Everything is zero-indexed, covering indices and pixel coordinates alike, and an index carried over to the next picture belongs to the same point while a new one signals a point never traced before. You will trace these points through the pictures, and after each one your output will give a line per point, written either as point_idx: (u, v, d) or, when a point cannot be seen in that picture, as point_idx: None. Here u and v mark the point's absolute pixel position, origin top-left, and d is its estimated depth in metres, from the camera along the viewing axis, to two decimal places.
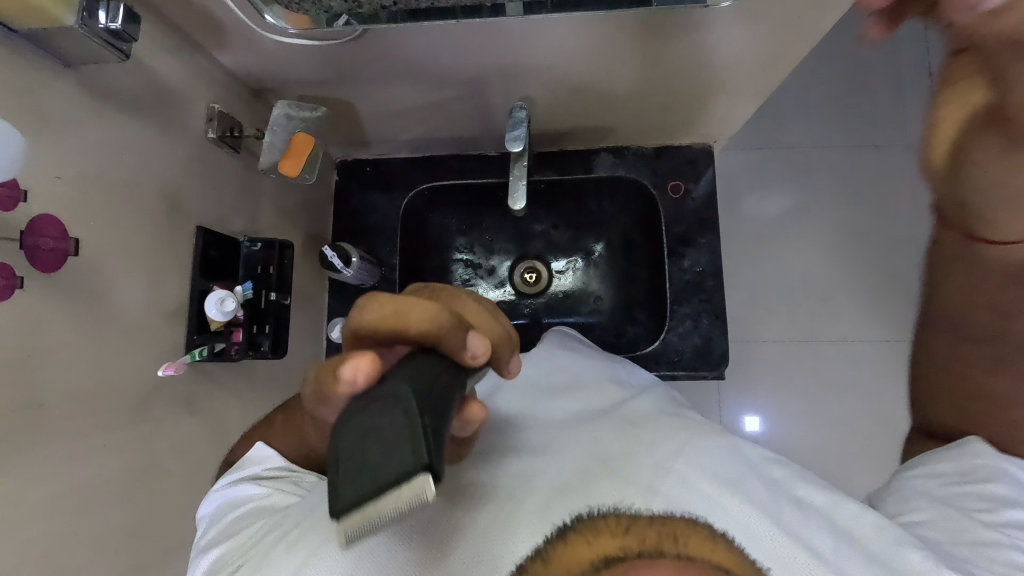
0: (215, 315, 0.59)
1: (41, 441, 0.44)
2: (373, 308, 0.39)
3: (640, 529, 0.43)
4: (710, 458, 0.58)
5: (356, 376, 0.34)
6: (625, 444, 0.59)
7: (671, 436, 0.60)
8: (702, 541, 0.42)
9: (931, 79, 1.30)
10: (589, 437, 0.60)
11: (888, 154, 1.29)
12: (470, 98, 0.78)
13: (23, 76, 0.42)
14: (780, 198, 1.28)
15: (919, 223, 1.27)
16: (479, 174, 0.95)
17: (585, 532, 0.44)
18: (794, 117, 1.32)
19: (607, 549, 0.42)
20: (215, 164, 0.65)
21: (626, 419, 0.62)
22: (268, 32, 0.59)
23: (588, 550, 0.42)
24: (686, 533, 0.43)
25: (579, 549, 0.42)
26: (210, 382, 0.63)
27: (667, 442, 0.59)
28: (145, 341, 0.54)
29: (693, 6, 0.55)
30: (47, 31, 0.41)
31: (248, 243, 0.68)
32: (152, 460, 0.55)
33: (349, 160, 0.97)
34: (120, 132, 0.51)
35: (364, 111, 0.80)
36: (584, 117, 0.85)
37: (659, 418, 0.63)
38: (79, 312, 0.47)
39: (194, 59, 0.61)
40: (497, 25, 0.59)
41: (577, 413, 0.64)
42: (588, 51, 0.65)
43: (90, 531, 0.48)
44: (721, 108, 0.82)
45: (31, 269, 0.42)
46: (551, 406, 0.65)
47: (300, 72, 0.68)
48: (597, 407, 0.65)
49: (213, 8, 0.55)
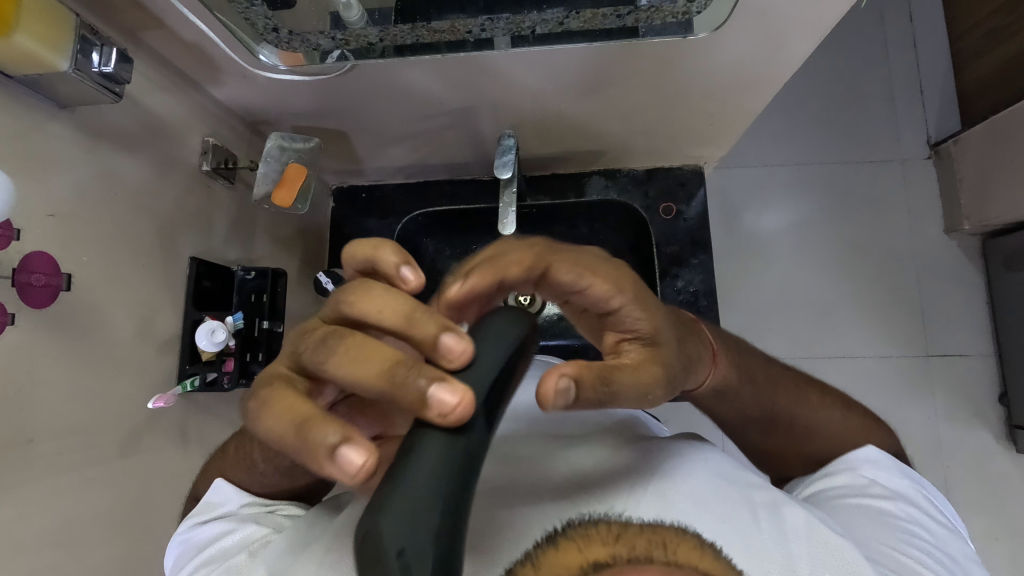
0: (207, 345, 0.60)
1: (32, 475, 0.44)
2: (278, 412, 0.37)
3: (632, 537, 0.44)
4: (679, 467, 0.58)
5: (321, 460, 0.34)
6: (599, 465, 0.58)
7: (644, 459, 0.59)
8: (690, 549, 0.44)
9: (921, 95, 1.32)
10: (565, 464, 0.59)
11: (882, 169, 1.30)
12: (461, 127, 0.79)
13: (16, 119, 0.43)
14: (774, 213, 1.29)
15: (916, 236, 1.27)
16: (473, 198, 0.97)
17: (576, 538, 0.46)
18: (786, 134, 1.33)
19: (602, 556, 0.43)
20: (210, 196, 0.67)
21: (601, 445, 0.61)
22: (260, 70, 0.61)
23: (580, 556, 0.44)
24: (676, 539, 0.45)
25: (570, 554, 0.44)
26: (203, 411, 0.63)
27: (640, 465, 0.58)
28: (136, 373, 0.54)
29: (673, 38, 0.56)
30: (44, 76, 0.42)
31: (242, 272, 0.70)
32: (142, 492, 0.55)
33: (344, 188, 0.99)
34: (115, 169, 0.52)
35: (358, 141, 0.82)
36: (576, 143, 0.86)
37: (632, 442, 0.62)
38: (69, 347, 0.47)
39: (189, 94, 0.63)
40: (483, 59, 0.61)
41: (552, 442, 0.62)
42: (574, 79, 0.67)
43: (79, 565, 0.48)
44: (709, 131, 0.83)
45: (22, 305, 0.43)
46: (524, 437, 0.63)
47: (292, 105, 0.70)
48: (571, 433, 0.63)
49: (205, 46, 0.57)
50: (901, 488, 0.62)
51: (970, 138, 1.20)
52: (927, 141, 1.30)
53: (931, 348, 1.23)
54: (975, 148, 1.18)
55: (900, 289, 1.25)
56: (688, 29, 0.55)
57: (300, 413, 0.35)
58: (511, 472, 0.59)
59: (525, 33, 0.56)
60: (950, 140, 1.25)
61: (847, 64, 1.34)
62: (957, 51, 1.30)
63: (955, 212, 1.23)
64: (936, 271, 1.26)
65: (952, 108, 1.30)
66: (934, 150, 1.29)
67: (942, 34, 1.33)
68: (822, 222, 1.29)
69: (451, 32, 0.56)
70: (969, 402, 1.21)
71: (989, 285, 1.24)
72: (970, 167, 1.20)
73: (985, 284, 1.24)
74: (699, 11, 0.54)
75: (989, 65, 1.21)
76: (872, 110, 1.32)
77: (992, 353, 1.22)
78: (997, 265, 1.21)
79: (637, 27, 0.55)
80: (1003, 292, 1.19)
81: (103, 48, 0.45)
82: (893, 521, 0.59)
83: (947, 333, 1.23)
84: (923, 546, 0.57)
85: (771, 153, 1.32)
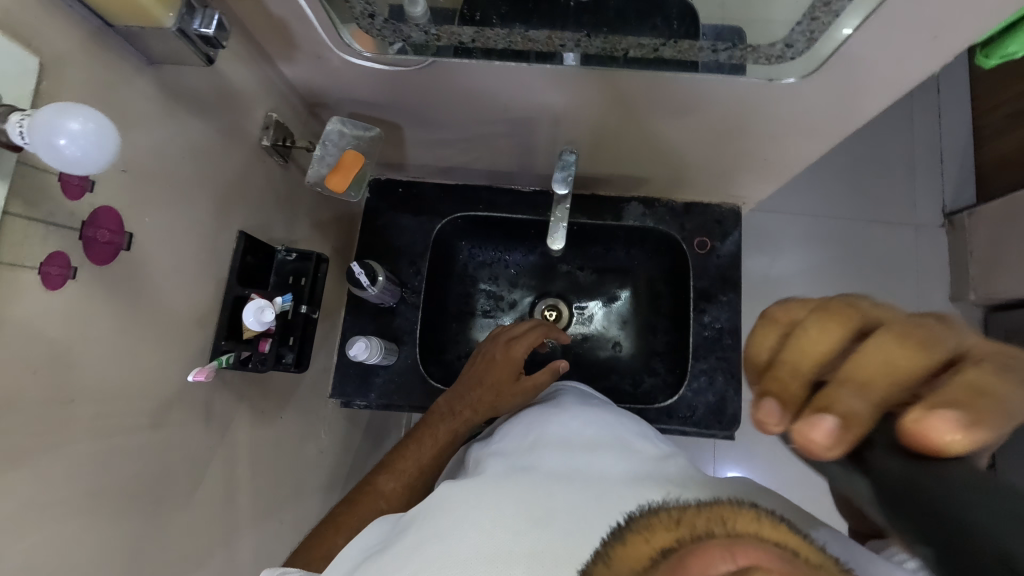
0: (251, 323, 0.58)
1: (61, 437, 0.41)
2: (770, 416, 0.38)
3: (692, 520, 0.39)
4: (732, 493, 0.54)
5: (778, 422, 0.37)
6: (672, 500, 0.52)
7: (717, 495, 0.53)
8: (748, 523, 0.38)
9: (941, 165, 1.35)
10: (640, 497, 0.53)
11: (897, 231, 1.32)
12: (516, 137, 0.79)
13: (107, 70, 0.42)
14: (791, 259, 1.31)
15: (924, 301, 1.29)
16: (511, 208, 0.96)
17: (641, 530, 0.40)
18: (813, 184, 1.35)
19: (667, 539, 0.37)
20: (264, 170, 0.65)
21: (669, 479, 0.56)
22: (341, 53, 0.60)
23: (646, 546, 0.37)
24: (733, 519, 0.38)
25: (638, 547, 0.38)
26: (229, 389, 0.61)
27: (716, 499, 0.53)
28: (177, 343, 0.52)
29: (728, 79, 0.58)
30: (144, 31, 0.42)
31: (284, 253, 0.68)
32: (164, 468, 0.52)
33: (381, 180, 0.97)
34: (186, 132, 0.51)
35: (410, 136, 0.81)
36: (621, 168, 0.87)
37: (697, 479, 0.57)
38: (120, 308, 0.46)
39: (262, 66, 0.61)
40: (561, 80, 0.62)
41: (620, 472, 0.56)
42: (636, 105, 0.67)
43: (96, 539, 0.45)
44: (754, 173, 0.83)
45: (85, 260, 0.41)
46: (583, 465, 0.57)
47: (359, 93, 0.69)
48: (634, 468, 0.57)
49: (290, 24, 0.56)
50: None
51: (985, 213, 1.23)
52: (942, 209, 1.34)
53: None
54: (990, 222, 1.21)
55: None
56: (743, 72, 0.57)
57: (783, 393, 0.38)
58: (562, 489, 0.54)
59: (616, 55, 0.58)
60: (965, 212, 1.28)
61: (877, 125, 1.37)
62: (978, 127, 1.34)
63: (964, 281, 1.26)
64: None
65: (970, 181, 1.33)
66: (948, 219, 1.32)
67: (967, 109, 1.37)
68: (839, 274, 1.30)
69: (545, 43, 0.58)
70: None
71: None
72: (982, 240, 1.23)
73: None
74: (793, 58, 0.55)
75: (1007, 145, 1.24)
76: (895, 174, 1.35)
77: None
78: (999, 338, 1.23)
79: (699, 61, 0.57)
80: None
81: (205, 13, 0.44)
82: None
83: None
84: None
85: (797, 201, 1.34)
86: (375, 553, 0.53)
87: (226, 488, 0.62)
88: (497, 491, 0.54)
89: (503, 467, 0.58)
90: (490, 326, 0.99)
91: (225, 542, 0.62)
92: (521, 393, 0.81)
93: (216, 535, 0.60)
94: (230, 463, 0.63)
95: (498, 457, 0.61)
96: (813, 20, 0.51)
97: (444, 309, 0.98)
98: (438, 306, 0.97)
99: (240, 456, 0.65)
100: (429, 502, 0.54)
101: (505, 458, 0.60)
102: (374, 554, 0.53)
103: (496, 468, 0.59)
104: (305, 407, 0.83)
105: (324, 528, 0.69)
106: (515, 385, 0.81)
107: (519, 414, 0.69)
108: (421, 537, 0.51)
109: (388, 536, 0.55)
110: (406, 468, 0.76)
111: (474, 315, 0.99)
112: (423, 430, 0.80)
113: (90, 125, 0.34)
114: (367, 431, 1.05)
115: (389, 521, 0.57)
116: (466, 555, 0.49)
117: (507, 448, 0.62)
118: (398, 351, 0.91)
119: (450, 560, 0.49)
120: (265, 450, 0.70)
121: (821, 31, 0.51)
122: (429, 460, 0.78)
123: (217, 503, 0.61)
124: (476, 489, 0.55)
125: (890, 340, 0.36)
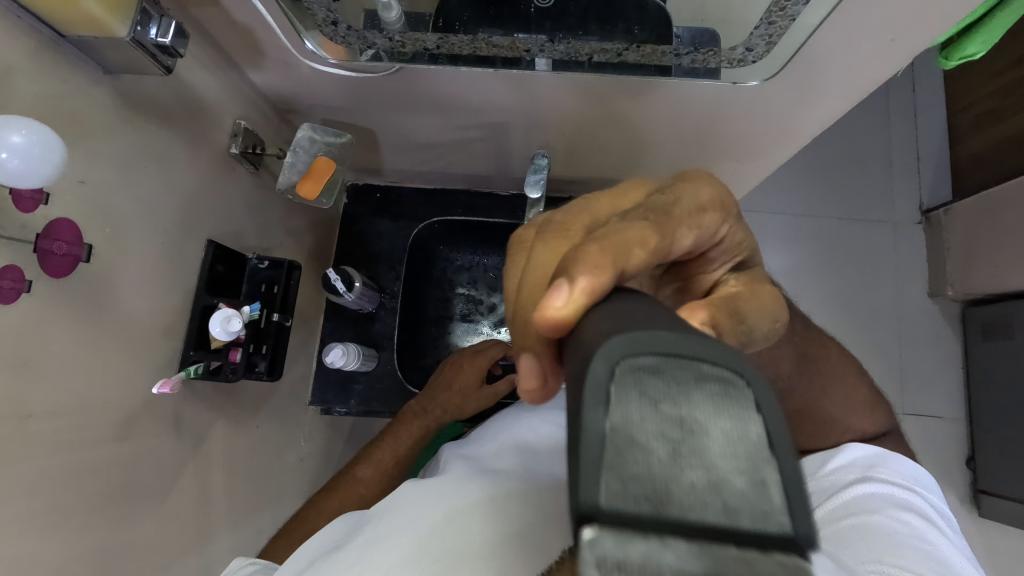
0: (219, 333, 0.57)
1: (19, 454, 0.41)
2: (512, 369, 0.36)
3: None
4: None
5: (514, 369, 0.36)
6: None
7: None
8: None
9: (917, 163, 1.37)
10: None
11: (875, 229, 1.34)
12: (490, 140, 0.79)
13: (59, 81, 0.41)
14: (771, 258, 1.31)
15: (901, 297, 1.31)
16: (489, 213, 0.96)
17: None
18: (792, 185, 1.36)
19: None
20: (232, 178, 0.65)
21: None
22: (307, 60, 0.60)
23: None
24: None
25: None
26: (200, 401, 0.60)
27: None
28: (143, 355, 0.52)
29: (702, 83, 0.59)
30: (98, 40, 0.41)
31: (256, 261, 0.68)
32: (131, 481, 0.51)
33: (359, 185, 0.96)
34: (149, 141, 0.51)
35: (385, 141, 0.80)
36: (597, 170, 0.87)
37: None
38: (81, 321, 0.45)
39: (227, 73, 0.61)
40: (528, 84, 0.63)
41: None
42: (604, 107, 0.67)
43: (56, 557, 0.44)
44: (728, 174, 0.84)
45: (41, 273, 0.41)
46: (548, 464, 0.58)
47: (327, 99, 0.69)
48: None
49: (255, 30, 0.55)
50: (871, 460, 0.67)
51: (960, 210, 1.25)
52: (919, 207, 1.35)
53: (906, 407, 1.25)
54: (964, 219, 1.23)
55: (881, 346, 1.28)
56: (715, 77, 0.58)
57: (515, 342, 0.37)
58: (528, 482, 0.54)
59: (581, 59, 0.58)
60: (941, 210, 1.30)
61: (853, 125, 1.38)
62: (953, 126, 1.35)
63: (941, 277, 1.28)
64: (917, 332, 1.30)
65: (945, 179, 1.35)
66: (925, 216, 1.34)
67: (942, 107, 1.38)
68: (818, 271, 1.31)
69: (510, 48, 0.58)
70: (940, 461, 1.24)
71: (965, 352, 1.28)
72: (959, 237, 1.24)
73: (962, 349, 1.29)
74: (755, 61, 0.55)
75: (981, 142, 1.26)
76: (871, 172, 1.36)
77: (963, 418, 1.26)
78: (976, 333, 1.25)
79: (669, 66, 0.58)
80: (978, 360, 1.24)
81: (161, 21, 0.45)
82: (906, 560, 0.55)
83: (923, 395, 1.27)
84: (959, 564, 0.58)
85: (777, 201, 1.35)
86: (335, 546, 0.53)
87: (198, 499, 0.61)
88: (462, 487, 0.55)
89: (470, 466, 0.59)
90: (470, 330, 0.99)
91: (199, 552, 0.62)
92: (485, 400, 0.83)
93: (187, 546, 0.60)
94: (202, 474, 0.62)
95: (467, 458, 0.62)
96: (771, 24, 0.50)
97: (423, 314, 0.98)
98: (417, 311, 0.97)
99: (213, 466, 0.64)
100: (392, 496, 0.55)
101: (474, 462, 0.60)
102: (335, 549, 0.53)
103: (462, 467, 0.59)
104: (282, 415, 0.82)
105: (306, 510, 0.70)
106: (477, 391, 0.83)
107: (492, 419, 0.69)
108: (379, 531, 0.52)
109: (350, 531, 0.55)
110: (382, 459, 0.77)
111: (453, 319, 0.99)
112: (399, 424, 0.81)
113: (34, 138, 0.34)
114: (351, 438, 1.04)
115: (354, 518, 0.58)
116: (414, 555, 0.49)
117: (477, 452, 0.63)
118: (377, 357, 0.91)
119: (399, 553, 0.49)
120: (240, 459, 0.70)
121: (780, 34, 0.51)
122: (405, 456, 0.79)
123: (190, 514, 0.60)
124: (443, 486, 0.55)
125: (545, 249, 0.35)
